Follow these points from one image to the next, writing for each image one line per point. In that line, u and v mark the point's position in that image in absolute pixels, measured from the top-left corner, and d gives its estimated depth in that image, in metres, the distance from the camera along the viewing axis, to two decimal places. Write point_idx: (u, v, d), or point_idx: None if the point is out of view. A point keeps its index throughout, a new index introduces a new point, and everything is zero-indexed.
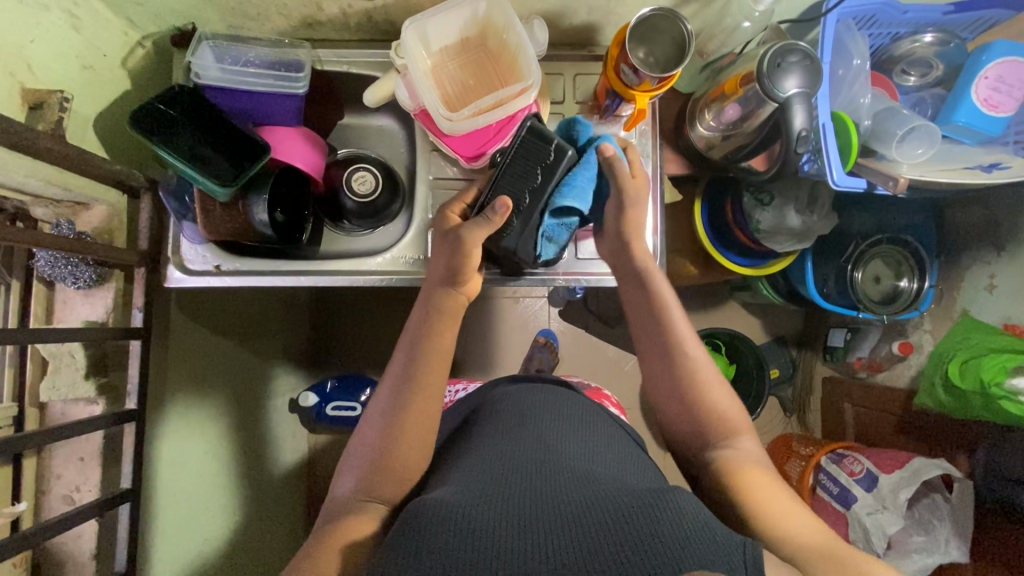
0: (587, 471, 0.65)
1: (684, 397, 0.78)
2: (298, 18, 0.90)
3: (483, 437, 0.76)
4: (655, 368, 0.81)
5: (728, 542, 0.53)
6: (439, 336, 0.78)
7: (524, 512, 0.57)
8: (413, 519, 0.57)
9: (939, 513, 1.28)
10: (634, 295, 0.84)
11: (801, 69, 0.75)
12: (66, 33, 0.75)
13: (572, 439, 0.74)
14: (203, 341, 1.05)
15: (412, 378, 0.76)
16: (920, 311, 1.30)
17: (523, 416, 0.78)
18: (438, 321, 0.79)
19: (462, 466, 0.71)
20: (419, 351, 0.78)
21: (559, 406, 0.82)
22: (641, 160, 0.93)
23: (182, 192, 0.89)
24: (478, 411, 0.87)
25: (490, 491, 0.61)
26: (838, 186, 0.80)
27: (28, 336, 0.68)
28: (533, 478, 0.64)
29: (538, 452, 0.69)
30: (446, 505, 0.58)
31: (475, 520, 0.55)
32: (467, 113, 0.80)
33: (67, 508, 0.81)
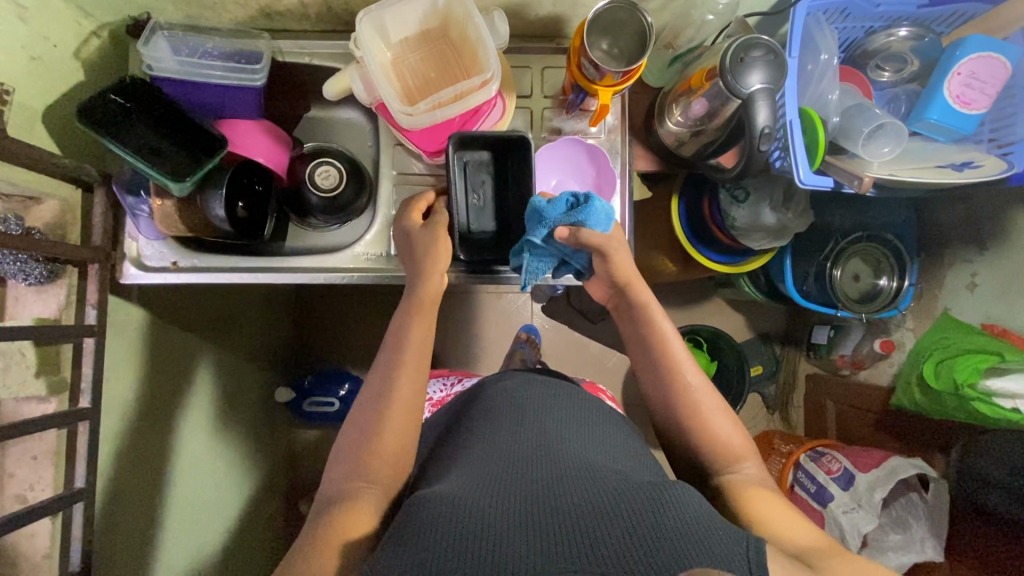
0: (586, 462, 0.65)
1: (681, 414, 0.78)
2: (255, 8, 0.87)
3: (484, 422, 0.76)
4: (656, 390, 0.81)
5: (730, 541, 0.53)
6: (414, 333, 0.78)
7: (525, 504, 0.57)
8: (413, 513, 0.56)
9: (916, 512, 1.28)
10: (628, 325, 0.85)
11: (765, 64, 0.72)
12: (10, 22, 0.73)
13: (568, 429, 0.73)
14: (169, 334, 1.03)
15: (377, 376, 0.76)
16: (900, 309, 1.29)
17: (521, 402, 0.78)
18: (416, 322, 0.79)
19: (459, 456, 0.71)
20: (404, 361, 0.76)
21: (557, 396, 0.81)
22: (609, 157, 0.91)
23: (137, 186, 0.86)
24: (477, 398, 0.86)
25: (490, 484, 0.60)
26: (804, 185, 0.79)
27: None
28: (534, 471, 0.63)
29: (537, 442, 0.68)
30: (449, 497, 0.57)
31: (478, 514, 0.54)
32: (426, 107, 0.77)
33: (19, 508, 0.79)
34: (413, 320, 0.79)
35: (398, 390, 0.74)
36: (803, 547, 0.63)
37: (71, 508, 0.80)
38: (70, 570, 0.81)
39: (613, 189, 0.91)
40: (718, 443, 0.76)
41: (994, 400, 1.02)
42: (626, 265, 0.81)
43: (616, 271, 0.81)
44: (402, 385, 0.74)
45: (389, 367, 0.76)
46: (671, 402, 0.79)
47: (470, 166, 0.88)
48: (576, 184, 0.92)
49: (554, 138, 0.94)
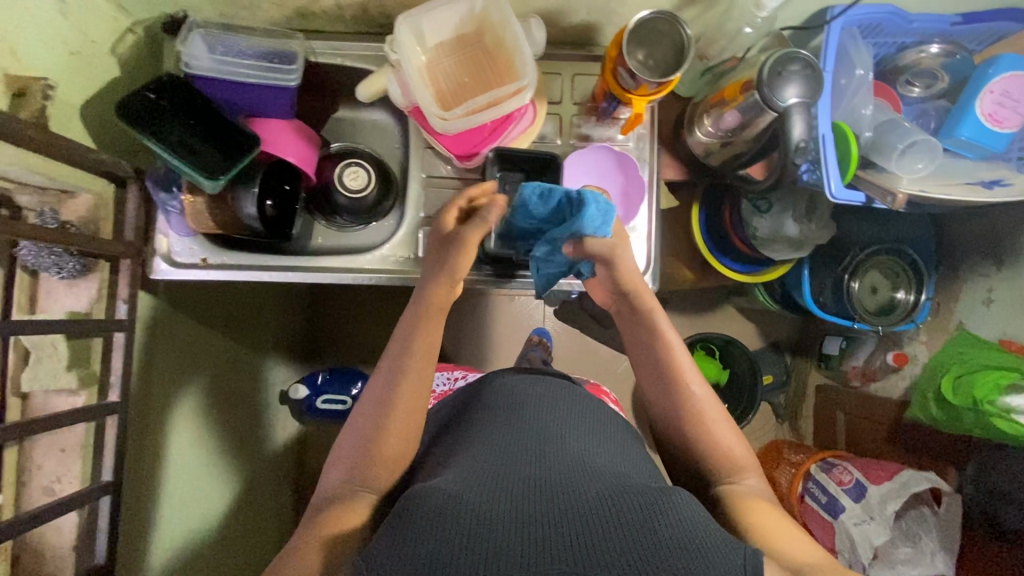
0: (587, 464, 0.65)
1: (683, 421, 0.77)
2: (291, 9, 0.88)
3: (484, 420, 0.76)
4: (658, 397, 0.79)
5: (726, 549, 0.53)
6: (421, 334, 0.77)
7: (522, 504, 0.56)
8: (409, 508, 0.56)
9: (926, 525, 1.28)
10: (629, 332, 0.82)
11: (801, 78, 0.73)
12: (52, 17, 0.73)
13: (570, 430, 0.72)
14: (190, 329, 1.04)
15: (383, 372, 0.76)
16: (916, 323, 1.29)
17: (524, 401, 0.78)
18: (427, 324, 0.78)
19: (458, 453, 0.71)
20: (408, 361, 0.75)
21: (560, 398, 0.80)
22: (637, 164, 0.92)
23: (171, 181, 0.87)
24: (479, 400, 0.84)
25: (489, 480, 0.60)
26: (836, 200, 0.79)
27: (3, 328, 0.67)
28: (533, 470, 0.62)
29: (538, 443, 0.68)
30: (446, 493, 0.57)
31: (474, 512, 0.54)
32: (461, 112, 0.77)
33: (47, 500, 0.80)
34: (421, 324, 0.78)
35: (401, 387, 0.73)
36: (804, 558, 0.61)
37: (99, 501, 0.80)
38: (96, 563, 0.81)
39: (641, 197, 0.92)
40: (719, 453, 0.75)
41: (1014, 417, 1.03)
42: (633, 276, 0.80)
43: (622, 279, 0.79)
44: (404, 388, 0.73)
45: (396, 365, 0.75)
46: (673, 408, 0.77)
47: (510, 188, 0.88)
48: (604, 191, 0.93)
49: (583, 145, 0.94)
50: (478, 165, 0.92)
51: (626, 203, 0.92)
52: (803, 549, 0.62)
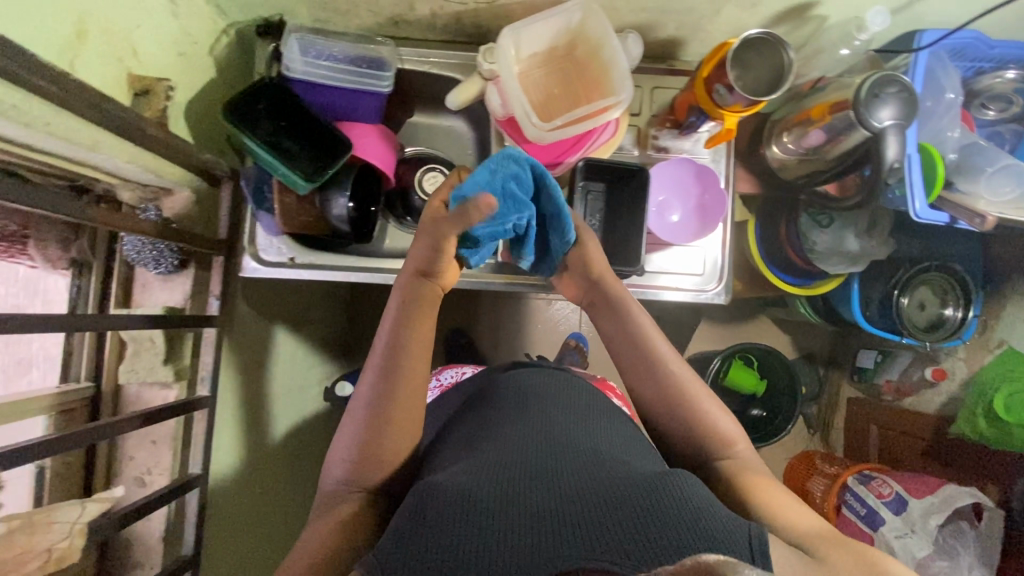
0: (591, 455, 0.65)
1: (672, 407, 0.78)
2: (386, 16, 0.89)
3: (487, 419, 0.77)
4: (643, 386, 0.80)
5: (730, 527, 0.53)
6: (414, 332, 0.76)
7: (527, 495, 0.58)
8: (418, 506, 0.58)
9: (964, 539, 1.30)
10: (609, 324, 0.84)
11: (898, 101, 0.74)
12: (166, 20, 0.75)
13: (573, 425, 0.73)
14: (261, 326, 1.06)
15: (373, 374, 0.75)
16: (963, 340, 1.31)
17: (526, 400, 0.78)
18: (418, 321, 0.77)
19: (461, 450, 0.71)
20: (404, 360, 0.74)
21: (562, 397, 0.81)
22: (717, 175, 0.93)
23: (261, 182, 0.89)
24: (483, 399, 0.84)
25: (494, 476, 0.61)
26: (918, 219, 0.81)
27: (103, 323, 0.67)
28: (538, 464, 0.63)
29: (541, 437, 0.69)
30: (454, 491, 0.58)
31: (480, 505, 0.56)
32: (559, 124, 0.80)
33: (139, 490, 0.82)
34: (412, 321, 0.76)
35: (396, 385, 0.73)
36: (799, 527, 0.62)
37: (189, 493, 0.82)
38: (184, 553, 0.83)
39: (721, 211, 0.92)
40: (713, 431, 0.75)
41: None
42: (600, 261, 0.84)
43: (589, 262, 0.83)
44: (402, 386, 0.73)
45: (388, 362, 0.74)
46: (660, 398, 0.78)
47: (589, 197, 0.91)
48: (680, 203, 0.94)
49: (660, 156, 0.96)
50: (562, 172, 0.94)
51: (705, 216, 0.93)
52: (801, 518, 0.63)
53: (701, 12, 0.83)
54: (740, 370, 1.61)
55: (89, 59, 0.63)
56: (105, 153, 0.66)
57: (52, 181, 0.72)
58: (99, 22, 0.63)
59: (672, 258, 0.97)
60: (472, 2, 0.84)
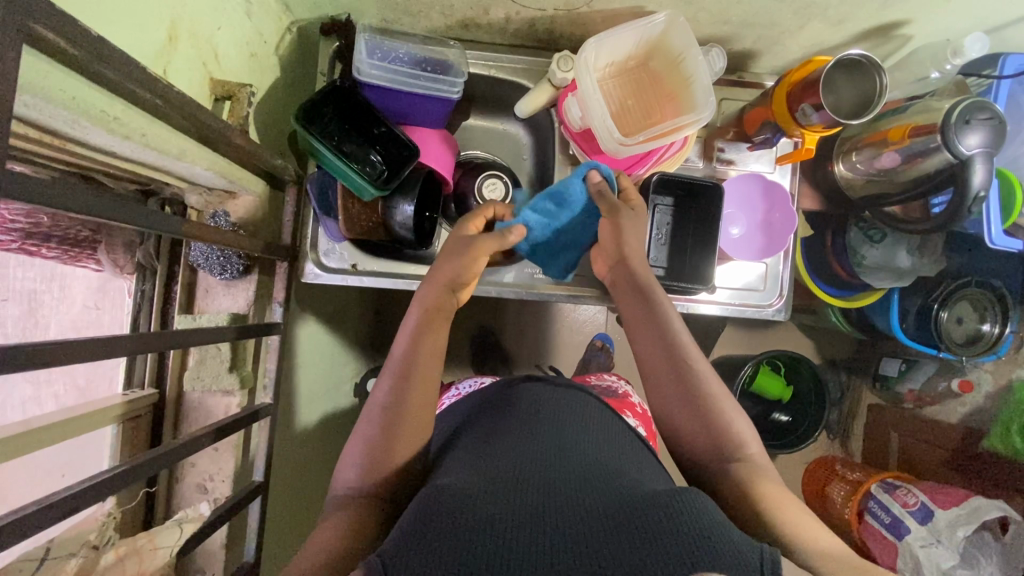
0: (602, 469, 0.59)
1: (695, 410, 0.71)
2: (456, 19, 0.87)
3: (487, 425, 0.70)
4: (663, 384, 0.73)
5: (741, 546, 0.47)
6: (429, 339, 0.71)
7: (533, 502, 0.52)
8: (422, 509, 0.52)
9: (987, 549, 1.20)
10: (631, 306, 0.78)
11: (987, 128, 0.74)
12: (242, 19, 0.73)
13: (587, 432, 0.67)
14: (313, 329, 1.03)
15: (388, 377, 0.69)
16: (998, 355, 1.24)
17: (533, 407, 0.71)
18: (432, 327, 0.72)
19: (465, 455, 0.64)
20: (418, 365, 0.70)
21: (574, 403, 0.74)
22: (785, 192, 0.92)
23: (325, 187, 0.88)
24: (488, 401, 0.77)
25: (501, 483, 0.55)
26: (994, 245, 0.81)
27: (186, 338, 0.62)
28: (546, 473, 0.57)
29: (550, 444, 0.62)
30: (459, 497, 0.52)
31: (482, 512, 0.50)
32: (640, 139, 0.78)
33: (201, 497, 0.81)
34: (432, 324, 0.73)
35: (409, 390, 0.68)
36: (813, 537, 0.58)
37: (251, 502, 0.81)
38: (245, 560, 0.83)
39: (790, 227, 0.91)
40: (729, 433, 0.69)
41: None
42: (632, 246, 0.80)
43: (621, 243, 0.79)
44: (414, 389, 0.68)
45: (405, 367, 0.69)
46: (682, 399, 0.72)
47: (657, 210, 0.89)
48: (745, 218, 0.92)
49: (728, 170, 0.95)
50: (627, 186, 0.92)
51: (771, 232, 0.92)
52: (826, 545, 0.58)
53: (783, 27, 0.82)
54: (768, 377, 1.47)
55: (178, 64, 0.61)
56: (186, 161, 0.64)
57: (123, 187, 0.71)
58: (188, 26, 0.61)
59: (734, 271, 0.96)
60: (551, 9, 0.82)
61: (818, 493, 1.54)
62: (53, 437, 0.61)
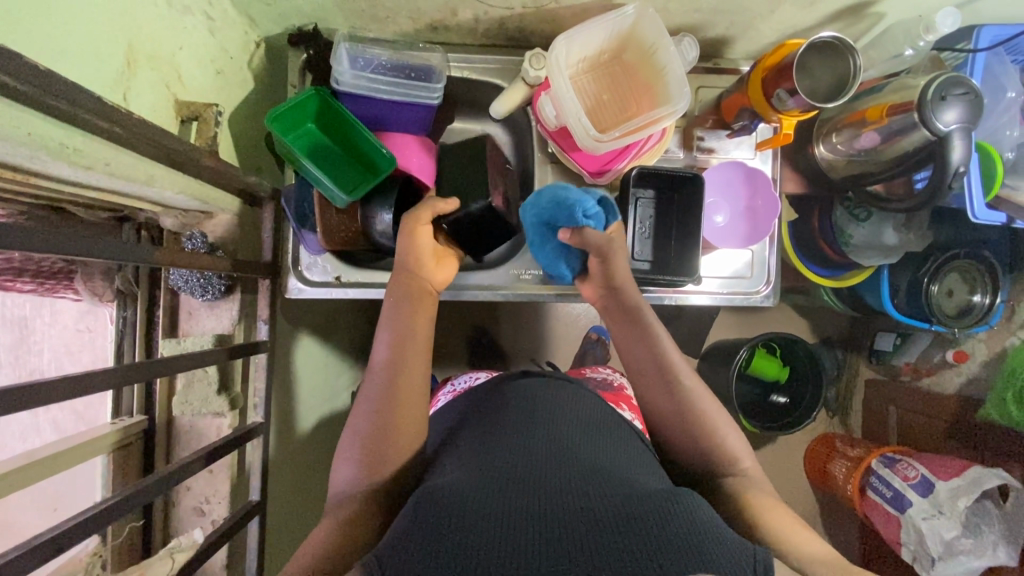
0: (596, 462, 0.59)
1: (683, 413, 0.72)
2: (425, 22, 0.86)
3: (482, 421, 0.69)
4: (653, 392, 0.74)
5: (732, 547, 0.48)
6: (412, 326, 0.73)
7: (530, 499, 0.52)
8: (417, 508, 0.52)
9: (989, 518, 1.20)
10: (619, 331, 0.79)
11: (964, 103, 0.73)
12: (203, 36, 0.72)
13: (583, 425, 0.66)
14: (303, 342, 1.02)
15: (376, 369, 0.70)
16: (990, 326, 1.24)
17: (528, 399, 0.70)
18: (414, 312, 0.74)
19: (460, 454, 0.64)
20: (403, 358, 0.70)
21: (567, 395, 0.73)
22: (768, 180, 0.91)
23: (303, 199, 0.87)
24: (478, 398, 0.76)
25: (496, 480, 0.55)
26: (976, 220, 0.80)
27: (173, 365, 0.62)
28: (539, 468, 0.57)
29: (544, 437, 0.62)
30: (457, 496, 0.52)
31: (477, 513, 0.50)
32: (615, 135, 0.78)
33: (199, 520, 0.81)
34: (411, 317, 0.73)
35: (394, 382, 0.69)
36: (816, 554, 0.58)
37: (249, 521, 0.80)
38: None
39: (774, 213, 0.90)
40: (719, 448, 0.70)
41: None
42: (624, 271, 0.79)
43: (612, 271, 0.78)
44: (400, 378, 0.69)
45: (392, 363, 0.70)
46: (674, 413, 0.72)
47: (639, 204, 0.88)
48: (728, 206, 0.92)
49: (707, 159, 0.94)
50: (608, 180, 0.92)
51: (754, 219, 0.91)
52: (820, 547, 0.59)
53: (754, 12, 0.81)
54: (764, 360, 1.47)
55: (138, 88, 0.60)
56: (154, 187, 0.63)
57: (97, 216, 0.71)
58: (144, 48, 0.60)
59: (720, 260, 0.95)
60: (518, 7, 0.81)
61: (822, 471, 1.54)
62: (37, 475, 0.61)
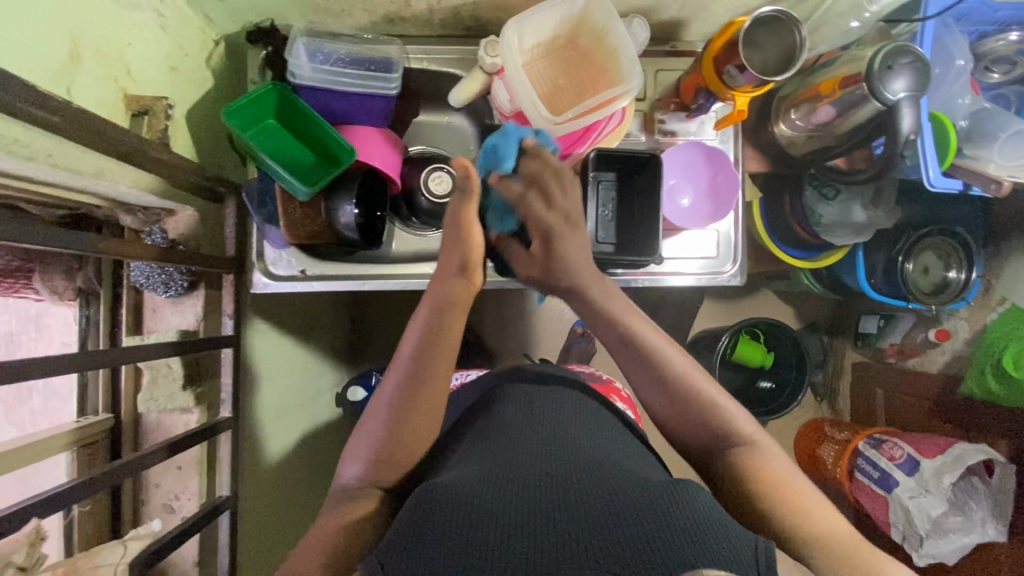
0: (599, 458, 0.58)
1: (677, 398, 0.70)
2: (381, 14, 0.87)
3: (484, 424, 0.68)
4: (652, 373, 0.71)
5: (738, 539, 0.46)
6: (445, 334, 0.69)
7: (533, 494, 0.50)
8: (417, 504, 0.50)
9: (976, 494, 1.19)
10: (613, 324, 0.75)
11: (911, 71, 0.74)
12: (155, 33, 0.72)
13: (586, 426, 0.65)
14: (278, 340, 1.02)
15: (397, 371, 0.68)
16: (967, 301, 1.23)
17: (530, 401, 0.69)
18: (447, 319, 0.70)
19: (464, 455, 0.62)
20: (429, 362, 0.67)
21: (568, 397, 0.71)
22: (727, 156, 0.92)
23: (263, 193, 0.87)
24: (474, 402, 0.76)
25: (498, 477, 0.53)
26: (933, 188, 0.81)
27: (116, 355, 0.63)
28: (542, 467, 0.55)
29: (546, 437, 0.61)
30: (458, 492, 0.50)
31: (479, 509, 0.48)
32: (569, 117, 0.78)
33: (169, 517, 0.81)
34: (443, 325, 0.69)
35: (415, 387, 0.66)
36: (822, 536, 0.58)
37: (218, 516, 0.81)
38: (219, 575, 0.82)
39: (733, 191, 0.92)
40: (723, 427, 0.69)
41: None
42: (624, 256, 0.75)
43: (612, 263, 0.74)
44: (423, 385, 0.67)
45: (414, 365, 0.67)
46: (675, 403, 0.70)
47: (600, 187, 0.89)
48: (691, 186, 0.92)
49: (669, 141, 0.94)
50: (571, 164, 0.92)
51: (717, 197, 0.92)
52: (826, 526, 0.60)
53: None
54: (748, 346, 1.46)
55: (84, 82, 0.60)
56: (104, 180, 0.64)
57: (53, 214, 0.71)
58: (90, 42, 0.61)
59: (684, 242, 0.96)
60: None
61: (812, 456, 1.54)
62: None
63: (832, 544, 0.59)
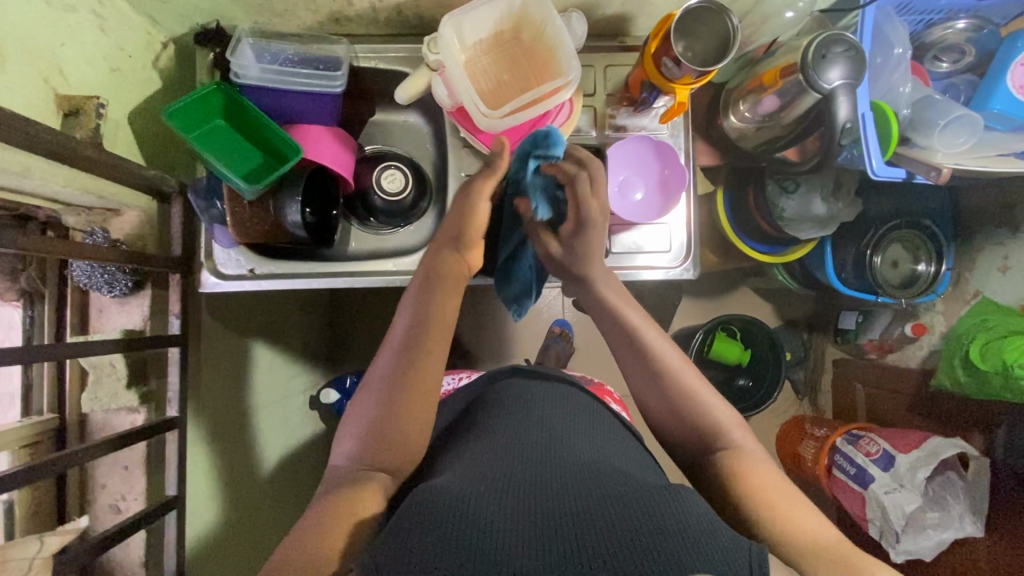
0: (595, 462, 0.57)
1: (665, 393, 0.71)
2: (326, 14, 0.87)
3: (480, 428, 0.67)
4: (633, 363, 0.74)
5: (731, 543, 0.45)
6: (439, 305, 0.71)
7: (528, 496, 0.49)
8: (410, 501, 0.49)
9: (954, 489, 1.17)
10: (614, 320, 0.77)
11: (846, 59, 0.74)
12: (94, 35, 0.73)
13: (583, 431, 0.64)
14: (241, 342, 1.01)
15: (390, 350, 0.68)
16: (936, 294, 1.22)
17: (527, 404, 0.68)
18: (443, 293, 0.72)
19: (460, 458, 0.61)
20: (422, 336, 0.68)
21: (564, 400, 0.71)
22: (676, 150, 0.92)
23: (212, 192, 0.87)
24: (468, 408, 0.75)
25: (494, 480, 0.52)
26: (877, 177, 0.81)
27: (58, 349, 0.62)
28: (538, 470, 0.54)
29: (541, 441, 0.60)
30: (450, 491, 0.49)
31: (472, 507, 0.47)
32: (507, 110, 0.78)
33: (115, 517, 0.81)
34: (436, 302, 0.71)
35: (405, 367, 0.66)
36: (810, 538, 0.56)
37: (165, 515, 0.81)
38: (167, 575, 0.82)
39: (681, 184, 0.90)
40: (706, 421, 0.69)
41: None
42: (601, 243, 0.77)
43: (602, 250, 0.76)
44: (425, 365, 0.67)
45: (406, 343, 0.68)
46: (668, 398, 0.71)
47: None
48: (642, 180, 0.92)
49: (619, 136, 0.95)
50: None
51: (667, 191, 0.92)
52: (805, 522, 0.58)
53: None
54: (724, 343, 1.45)
55: (10, 82, 0.61)
56: (32, 179, 0.64)
57: None
58: (17, 42, 0.61)
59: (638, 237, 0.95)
60: None
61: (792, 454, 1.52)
62: None
63: (812, 541, 0.56)
